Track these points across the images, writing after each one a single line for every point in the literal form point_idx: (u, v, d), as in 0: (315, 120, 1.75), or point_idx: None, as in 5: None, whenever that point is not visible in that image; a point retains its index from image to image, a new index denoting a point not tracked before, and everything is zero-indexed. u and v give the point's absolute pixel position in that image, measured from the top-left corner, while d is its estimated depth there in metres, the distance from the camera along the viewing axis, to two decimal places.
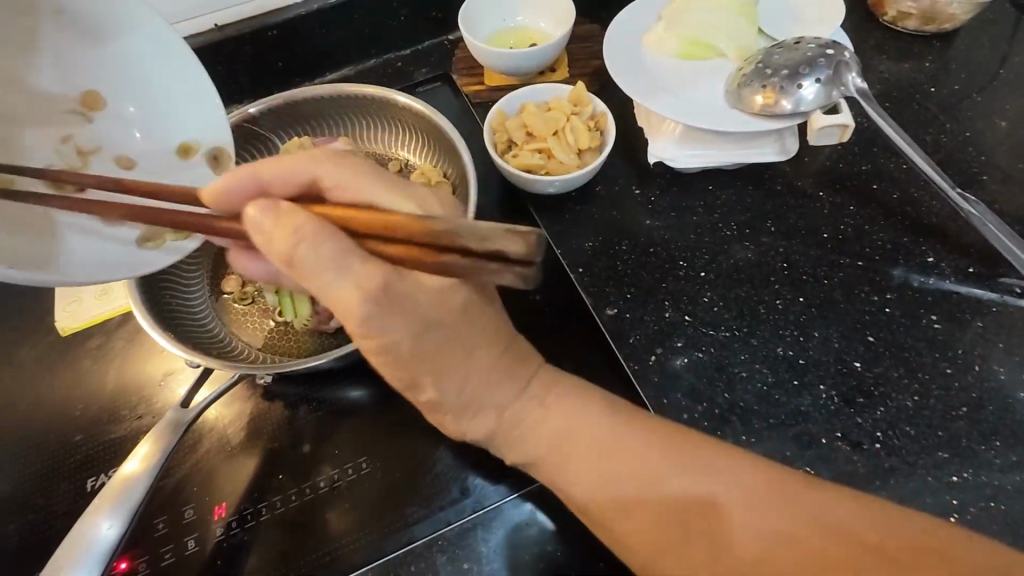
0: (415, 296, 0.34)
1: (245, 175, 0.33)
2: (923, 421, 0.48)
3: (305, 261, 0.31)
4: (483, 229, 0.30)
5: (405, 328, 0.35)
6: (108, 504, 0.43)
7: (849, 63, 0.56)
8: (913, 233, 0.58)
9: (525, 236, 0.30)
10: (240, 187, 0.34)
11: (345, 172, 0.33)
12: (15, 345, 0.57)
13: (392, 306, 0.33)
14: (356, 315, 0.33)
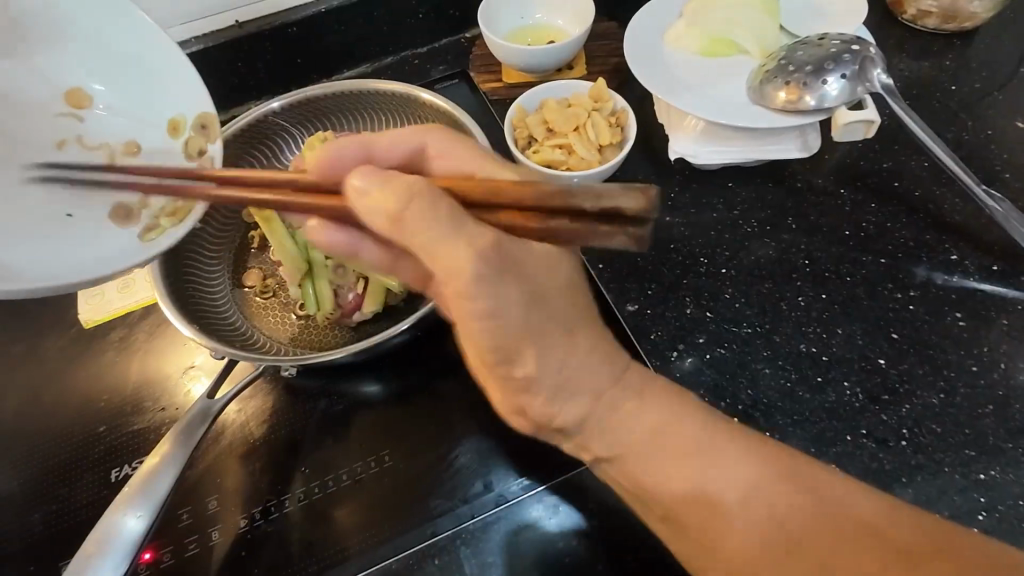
0: (524, 262, 0.34)
1: (357, 143, 0.40)
2: (949, 419, 0.48)
3: (410, 221, 0.31)
4: (596, 193, 0.30)
5: (501, 296, 0.33)
6: (134, 496, 0.43)
7: (874, 60, 0.55)
8: (936, 231, 0.57)
9: (647, 194, 0.29)
10: (349, 151, 0.39)
11: (449, 159, 0.40)
12: (38, 337, 0.58)
13: (504, 269, 0.33)
14: (465, 274, 0.32)
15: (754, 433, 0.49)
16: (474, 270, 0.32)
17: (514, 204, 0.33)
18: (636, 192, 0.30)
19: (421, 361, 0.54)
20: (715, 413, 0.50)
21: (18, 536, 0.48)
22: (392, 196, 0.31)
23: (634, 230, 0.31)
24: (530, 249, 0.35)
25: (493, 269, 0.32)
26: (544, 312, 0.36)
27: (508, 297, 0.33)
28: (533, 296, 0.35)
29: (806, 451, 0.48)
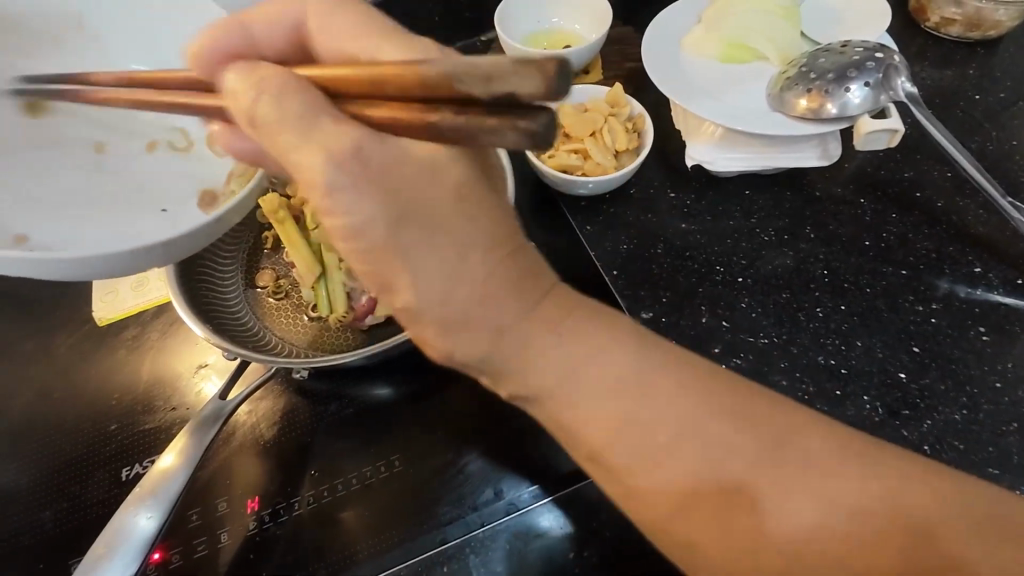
0: (398, 167, 0.29)
1: (288, 6, 0.35)
2: (971, 437, 0.47)
3: (261, 116, 0.28)
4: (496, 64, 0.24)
5: (378, 211, 0.29)
6: (145, 497, 0.43)
7: (898, 68, 0.54)
8: (960, 243, 0.56)
9: (545, 64, 0.23)
10: (217, 48, 0.34)
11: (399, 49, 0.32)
12: (53, 333, 0.58)
13: (370, 176, 0.28)
14: (318, 182, 0.28)
15: None
16: (325, 181, 0.28)
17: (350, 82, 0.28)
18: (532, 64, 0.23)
19: (432, 365, 0.54)
20: None
21: (29, 531, 0.49)
22: (298, 106, 0.28)
23: (522, 134, 0.24)
24: (399, 159, 0.29)
25: (356, 175, 0.28)
26: (436, 211, 0.30)
27: (371, 211, 0.29)
28: (401, 210, 0.29)
29: None
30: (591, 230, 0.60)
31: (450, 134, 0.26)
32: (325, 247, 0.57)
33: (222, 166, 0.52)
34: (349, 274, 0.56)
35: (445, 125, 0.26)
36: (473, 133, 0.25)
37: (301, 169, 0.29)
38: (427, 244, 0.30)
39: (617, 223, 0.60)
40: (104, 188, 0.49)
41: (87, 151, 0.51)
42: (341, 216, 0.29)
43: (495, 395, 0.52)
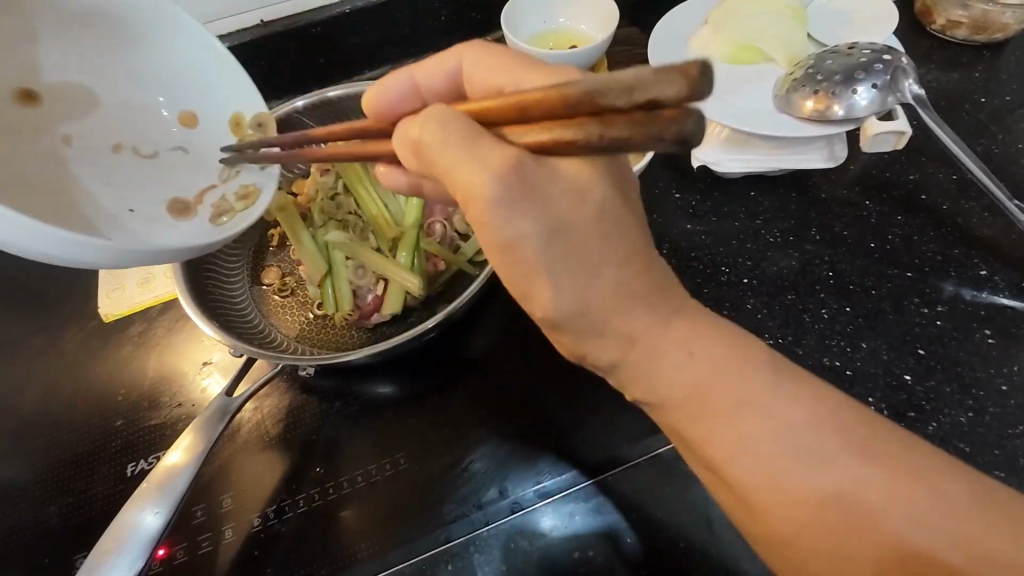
0: (548, 184, 0.29)
1: (400, 78, 0.39)
2: (978, 439, 0.47)
3: (429, 147, 0.29)
4: (628, 78, 0.23)
5: (536, 229, 0.30)
6: (152, 494, 0.43)
7: (906, 70, 0.54)
8: (965, 246, 0.56)
9: (687, 69, 0.22)
10: (399, 90, 0.39)
11: (500, 75, 0.35)
12: (58, 330, 0.58)
13: (525, 193, 0.29)
14: (481, 196, 0.28)
15: None
16: (492, 194, 0.28)
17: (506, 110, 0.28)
18: (669, 68, 0.22)
19: (437, 364, 0.54)
20: None
21: (33, 527, 0.49)
22: (444, 120, 0.29)
23: (669, 123, 0.23)
24: (554, 176, 0.29)
25: (516, 190, 0.28)
26: (579, 237, 0.31)
27: (530, 225, 0.29)
28: (553, 223, 0.30)
29: None
30: None
31: (597, 151, 0.25)
32: (331, 245, 0.58)
33: (202, 179, 0.52)
34: (355, 272, 0.57)
35: (590, 142, 0.25)
36: (619, 147, 0.24)
37: (462, 201, 0.30)
38: (568, 251, 0.30)
39: None
40: (64, 188, 0.47)
41: (56, 143, 0.48)
42: (507, 234, 0.30)
43: (500, 394, 0.52)
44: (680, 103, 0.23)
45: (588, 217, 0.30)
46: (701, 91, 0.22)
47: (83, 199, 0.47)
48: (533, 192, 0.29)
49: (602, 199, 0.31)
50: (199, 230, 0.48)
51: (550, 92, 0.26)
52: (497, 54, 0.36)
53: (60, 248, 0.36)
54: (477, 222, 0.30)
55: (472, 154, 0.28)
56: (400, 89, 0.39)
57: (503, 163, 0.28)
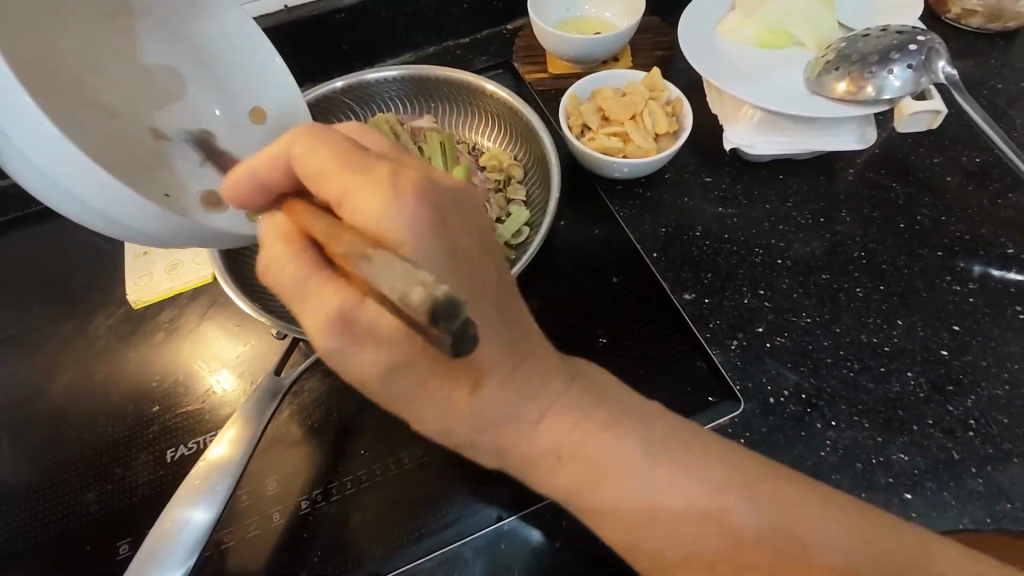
0: (377, 325, 0.28)
1: (244, 172, 0.31)
2: (1016, 411, 0.48)
3: (280, 284, 0.29)
4: (415, 299, 0.23)
5: (380, 363, 0.29)
6: (198, 490, 0.42)
7: (939, 51, 0.55)
8: (992, 225, 0.57)
9: (419, 310, 0.22)
10: (244, 184, 0.32)
11: (362, 186, 0.28)
12: (87, 317, 0.57)
13: (350, 338, 0.28)
14: (326, 349, 0.29)
15: (820, 420, 0.48)
16: (333, 345, 0.28)
17: (345, 253, 0.26)
18: (413, 309, 0.22)
19: None
20: (779, 401, 0.49)
21: (72, 515, 0.48)
22: (280, 244, 0.29)
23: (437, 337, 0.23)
24: (377, 318, 0.27)
25: (342, 339, 0.28)
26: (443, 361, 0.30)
27: (375, 360, 0.29)
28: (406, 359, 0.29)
29: (872, 439, 0.47)
30: (628, 214, 0.60)
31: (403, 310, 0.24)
32: None
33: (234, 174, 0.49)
34: None
35: (410, 321, 0.24)
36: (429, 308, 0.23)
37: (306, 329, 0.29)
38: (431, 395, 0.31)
39: (656, 206, 0.60)
40: (116, 149, 0.41)
41: (97, 110, 0.41)
42: (357, 371, 0.29)
43: None
44: (438, 330, 0.23)
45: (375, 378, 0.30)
46: (442, 329, 0.22)
47: (131, 171, 0.41)
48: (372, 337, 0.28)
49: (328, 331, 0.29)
50: (243, 225, 0.46)
51: (362, 264, 0.25)
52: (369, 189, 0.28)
53: (119, 210, 0.37)
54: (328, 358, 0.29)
55: (288, 278, 0.29)
56: (249, 178, 0.31)
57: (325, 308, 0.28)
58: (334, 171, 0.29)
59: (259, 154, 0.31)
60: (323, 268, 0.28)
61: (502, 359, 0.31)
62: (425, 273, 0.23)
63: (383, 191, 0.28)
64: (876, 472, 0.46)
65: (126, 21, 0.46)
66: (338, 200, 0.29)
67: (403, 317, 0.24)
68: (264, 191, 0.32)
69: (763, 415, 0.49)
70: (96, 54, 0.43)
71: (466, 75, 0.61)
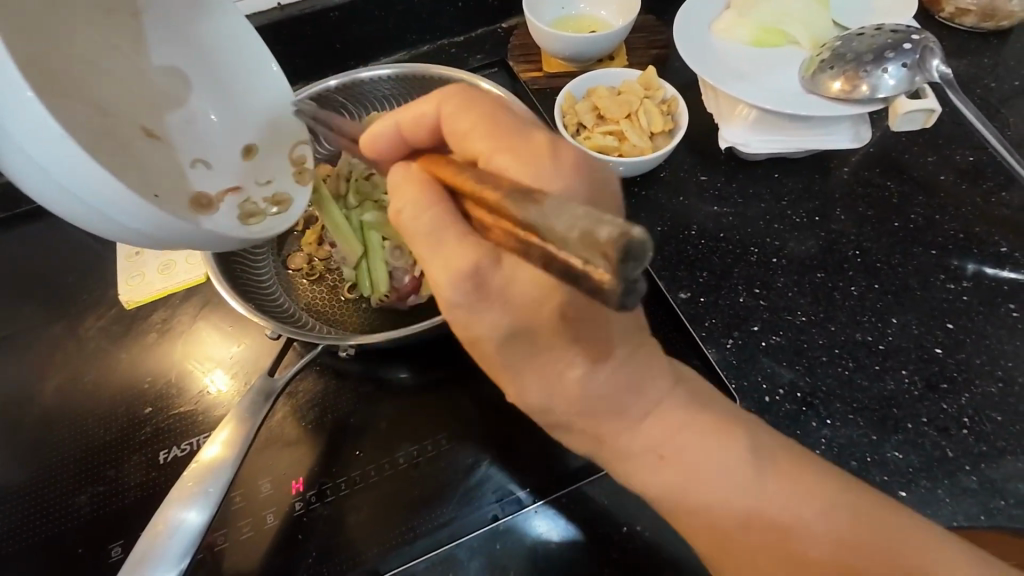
0: (510, 287, 0.30)
1: (387, 124, 0.36)
2: (1009, 409, 0.48)
3: (416, 239, 0.30)
4: (559, 229, 0.21)
5: (501, 327, 0.31)
6: (191, 492, 0.42)
7: (933, 49, 0.55)
8: (986, 223, 0.58)
9: (606, 250, 0.19)
10: (385, 139, 0.37)
11: (510, 161, 0.31)
12: (79, 318, 0.57)
13: (486, 295, 0.30)
14: (452, 303, 0.30)
15: (815, 419, 0.48)
16: (452, 297, 0.30)
17: (489, 206, 0.26)
18: (593, 245, 0.19)
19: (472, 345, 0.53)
20: (774, 399, 0.49)
21: (63, 517, 0.47)
22: (416, 192, 0.30)
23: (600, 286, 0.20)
24: (517, 279, 0.30)
25: (471, 294, 0.30)
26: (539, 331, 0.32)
27: (496, 322, 0.31)
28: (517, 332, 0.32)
29: (866, 438, 0.47)
30: (623, 213, 0.60)
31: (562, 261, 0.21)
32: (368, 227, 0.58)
33: (227, 179, 0.49)
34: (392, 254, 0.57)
35: (534, 256, 0.23)
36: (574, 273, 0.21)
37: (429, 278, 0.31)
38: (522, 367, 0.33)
39: (651, 205, 0.60)
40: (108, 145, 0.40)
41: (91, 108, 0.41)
42: (473, 331, 0.32)
43: None
44: (603, 277, 0.19)
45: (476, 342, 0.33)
46: (626, 276, 0.19)
47: (124, 169, 0.41)
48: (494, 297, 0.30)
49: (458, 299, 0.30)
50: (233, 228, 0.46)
51: (509, 200, 0.25)
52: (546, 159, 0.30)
53: (109, 204, 0.36)
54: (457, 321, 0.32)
55: (452, 241, 0.29)
56: (388, 131, 0.36)
57: (459, 267, 0.29)
58: (500, 148, 0.32)
59: (407, 112, 0.36)
60: (468, 227, 0.29)
61: (565, 346, 0.32)
62: (590, 210, 0.21)
63: (544, 160, 0.30)
64: (871, 470, 0.46)
65: (129, 21, 0.46)
66: (489, 154, 0.32)
67: (539, 267, 0.22)
68: (397, 140, 0.37)
69: (759, 414, 0.49)
70: (92, 51, 0.43)
71: (460, 74, 0.60)
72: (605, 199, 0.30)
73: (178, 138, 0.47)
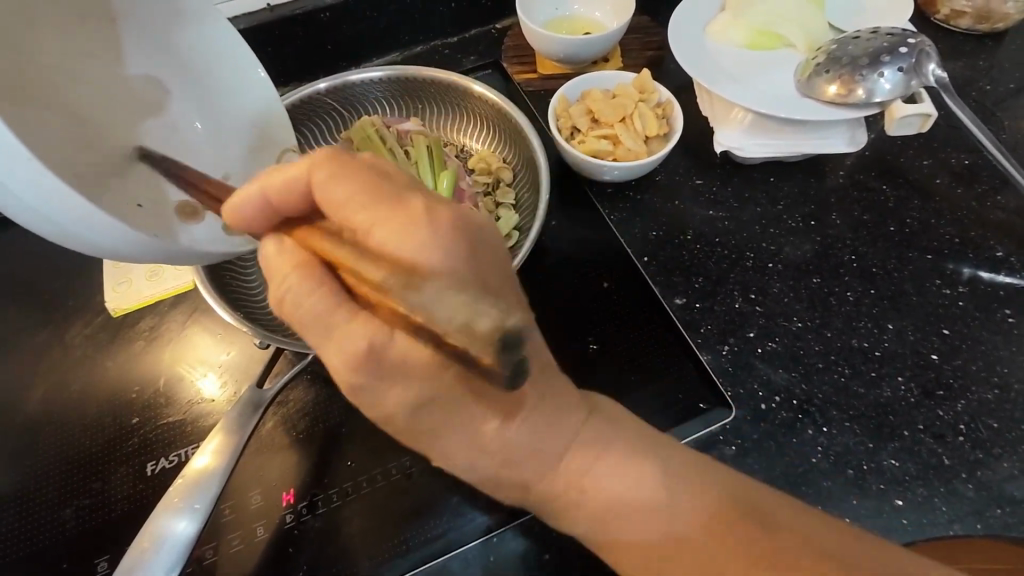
0: (409, 365, 0.28)
1: (250, 196, 0.30)
2: (1006, 415, 0.48)
3: (303, 327, 0.28)
4: (441, 318, 0.22)
5: (404, 403, 0.29)
6: (179, 507, 0.41)
7: (929, 54, 0.55)
8: (982, 227, 0.57)
9: (487, 342, 0.21)
10: (251, 209, 0.30)
11: (389, 236, 0.28)
12: (64, 325, 0.56)
13: (373, 375, 0.28)
14: (349, 385, 0.28)
15: (811, 426, 0.48)
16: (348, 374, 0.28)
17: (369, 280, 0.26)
18: (476, 338, 0.21)
19: None
20: (770, 407, 0.49)
21: (48, 532, 0.46)
22: (296, 282, 0.28)
23: (492, 368, 0.22)
24: (408, 356, 0.27)
25: (371, 374, 0.28)
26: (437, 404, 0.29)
27: (398, 401, 0.29)
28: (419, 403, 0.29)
29: (862, 447, 0.47)
30: (618, 218, 0.59)
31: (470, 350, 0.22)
32: None
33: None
34: None
35: (426, 337, 0.24)
36: (468, 352, 0.22)
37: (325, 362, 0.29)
38: (438, 433, 0.31)
39: (646, 208, 0.60)
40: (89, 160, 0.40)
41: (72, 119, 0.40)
42: (384, 408, 0.29)
43: None
44: (491, 358, 0.21)
45: (394, 420, 0.30)
46: (510, 362, 0.21)
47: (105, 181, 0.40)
48: (391, 376, 0.28)
49: (366, 377, 0.28)
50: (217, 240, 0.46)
51: (386, 287, 0.25)
52: (414, 225, 0.28)
53: (95, 229, 0.35)
54: (358, 402, 0.29)
55: (344, 318, 0.27)
56: (253, 204, 0.30)
57: (355, 350, 0.27)
58: (376, 221, 0.28)
59: (273, 178, 0.30)
60: (346, 301, 0.27)
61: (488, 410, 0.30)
62: (472, 301, 0.22)
63: (422, 232, 0.28)
64: (867, 479, 0.46)
65: (103, 27, 0.45)
66: (366, 232, 0.28)
67: (432, 347, 0.24)
68: (268, 211, 0.31)
69: (755, 421, 0.48)
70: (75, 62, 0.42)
71: (454, 78, 0.60)
72: (480, 256, 0.29)
73: (165, 149, 0.47)
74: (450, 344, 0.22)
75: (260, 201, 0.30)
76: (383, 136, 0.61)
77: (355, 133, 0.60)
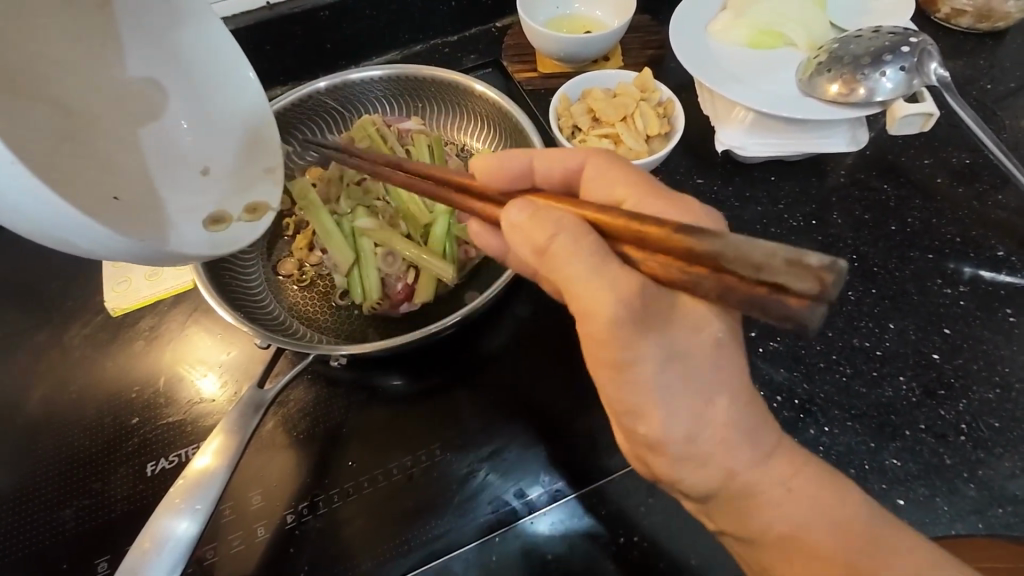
0: (677, 324, 0.31)
1: (521, 160, 0.39)
2: (1007, 414, 0.48)
3: (561, 265, 0.30)
4: (757, 259, 0.24)
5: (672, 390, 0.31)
6: (178, 508, 0.41)
7: (930, 52, 0.55)
8: (983, 226, 0.57)
9: (822, 275, 0.22)
10: (514, 167, 0.38)
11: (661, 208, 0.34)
12: (63, 325, 0.55)
13: (656, 333, 0.30)
14: (622, 361, 0.30)
15: (812, 424, 0.48)
16: (615, 312, 0.29)
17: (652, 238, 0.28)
18: (805, 271, 0.23)
19: (465, 350, 0.53)
20: (771, 407, 0.49)
21: (47, 532, 0.46)
22: (563, 221, 0.30)
23: (804, 313, 0.23)
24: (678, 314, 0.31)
25: (651, 334, 0.30)
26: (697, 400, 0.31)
27: (669, 394, 0.31)
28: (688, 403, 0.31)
29: (864, 446, 0.47)
30: None
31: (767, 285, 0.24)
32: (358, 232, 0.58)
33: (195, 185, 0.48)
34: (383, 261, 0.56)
35: (706, 284, 0.26)
36: (775, 303, 0.24)
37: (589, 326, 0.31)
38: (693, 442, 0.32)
39: None
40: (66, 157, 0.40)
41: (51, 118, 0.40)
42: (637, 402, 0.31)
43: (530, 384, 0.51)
44: (806, 298, 0.23)
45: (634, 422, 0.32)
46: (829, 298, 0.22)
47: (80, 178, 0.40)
48: (668, 347, 0.31)
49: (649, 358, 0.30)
50: (196, 239, 0.45)
51: (677, 235, 0.27)
52: (684, 207, 0.34)
53: (63, 229, 0.35)
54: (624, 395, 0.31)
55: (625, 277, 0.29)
56: (518, 164, 0.38)
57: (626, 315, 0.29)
58: (637, 195, 0.35)
59: (542, 160, 0.39)
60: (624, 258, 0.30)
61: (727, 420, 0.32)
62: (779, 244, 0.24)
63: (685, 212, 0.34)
64: (869, 478, 0.46)
65: (98, 22, 0.44)
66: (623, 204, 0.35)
67: (711, 296, 0.26)
68: (523, 175, 0.39)
69: None
70: (58, 60, 0.42)
71: (455, 77, 0.59)
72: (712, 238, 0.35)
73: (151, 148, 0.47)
74: (766, 285, 0.24)
75: (525, 164, 0.39)
76: (383, 135, 0.61)
77: (355, 133, 0.61)
